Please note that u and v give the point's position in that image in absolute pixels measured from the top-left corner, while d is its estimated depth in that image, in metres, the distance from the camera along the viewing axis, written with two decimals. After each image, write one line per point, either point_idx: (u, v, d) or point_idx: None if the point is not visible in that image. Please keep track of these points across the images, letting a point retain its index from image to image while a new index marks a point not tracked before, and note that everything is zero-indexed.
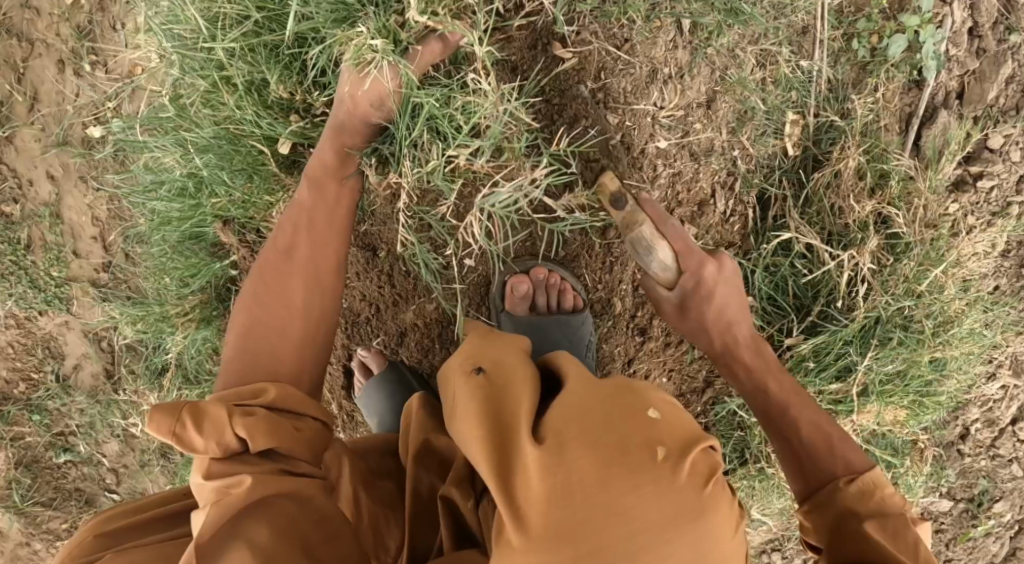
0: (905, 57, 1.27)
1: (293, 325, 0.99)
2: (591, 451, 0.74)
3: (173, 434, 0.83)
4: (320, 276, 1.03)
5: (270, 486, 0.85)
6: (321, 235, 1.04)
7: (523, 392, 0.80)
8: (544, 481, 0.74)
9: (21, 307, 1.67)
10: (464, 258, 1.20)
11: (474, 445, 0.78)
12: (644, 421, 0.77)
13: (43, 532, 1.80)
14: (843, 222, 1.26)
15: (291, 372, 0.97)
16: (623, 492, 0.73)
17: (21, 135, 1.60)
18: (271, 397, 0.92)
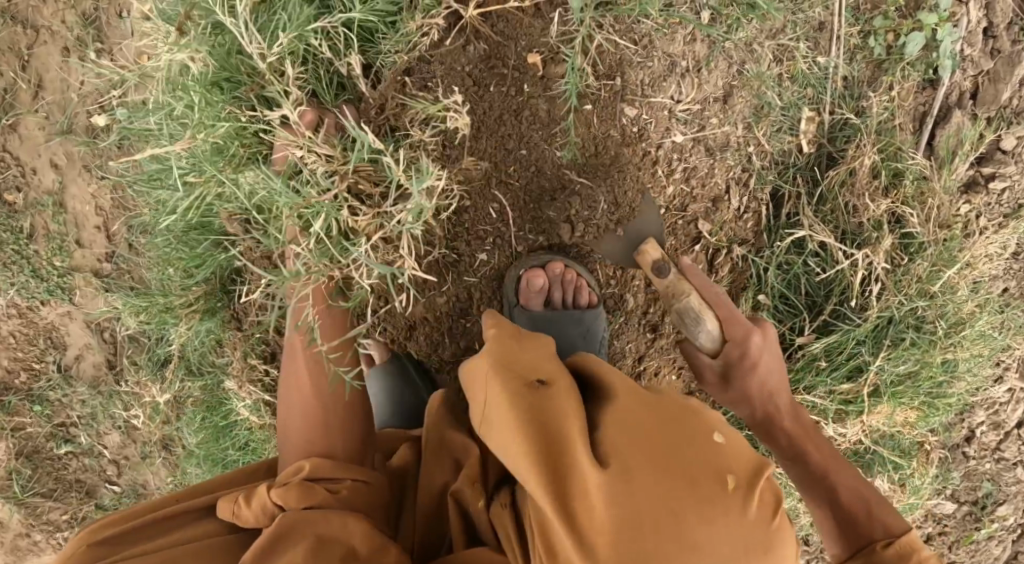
0: (921, 56, 1.26)
1: (313, 412, 1.01)
2: (660, 479, 0.73)
3: (231, 512, 0.92)
4: (328, 362, 1.05)
5: (302, 528, 0.87)
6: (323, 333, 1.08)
7: (574, 411, 0.79)
8: (609, 506, 0.72)
9: (23, 296, 1.65)
10: (478, 252, 1.19)
11: (525, 464, 0.75)
12: (710, 448, 0.77)
13: (43, 523, 1.79)
14: (858, 220, 1.24)
15: (326, 450, 0.98)
16: (694, 521, 0.71)
17: (26, 123, 1.59)
18: (306, 468, 0.93)
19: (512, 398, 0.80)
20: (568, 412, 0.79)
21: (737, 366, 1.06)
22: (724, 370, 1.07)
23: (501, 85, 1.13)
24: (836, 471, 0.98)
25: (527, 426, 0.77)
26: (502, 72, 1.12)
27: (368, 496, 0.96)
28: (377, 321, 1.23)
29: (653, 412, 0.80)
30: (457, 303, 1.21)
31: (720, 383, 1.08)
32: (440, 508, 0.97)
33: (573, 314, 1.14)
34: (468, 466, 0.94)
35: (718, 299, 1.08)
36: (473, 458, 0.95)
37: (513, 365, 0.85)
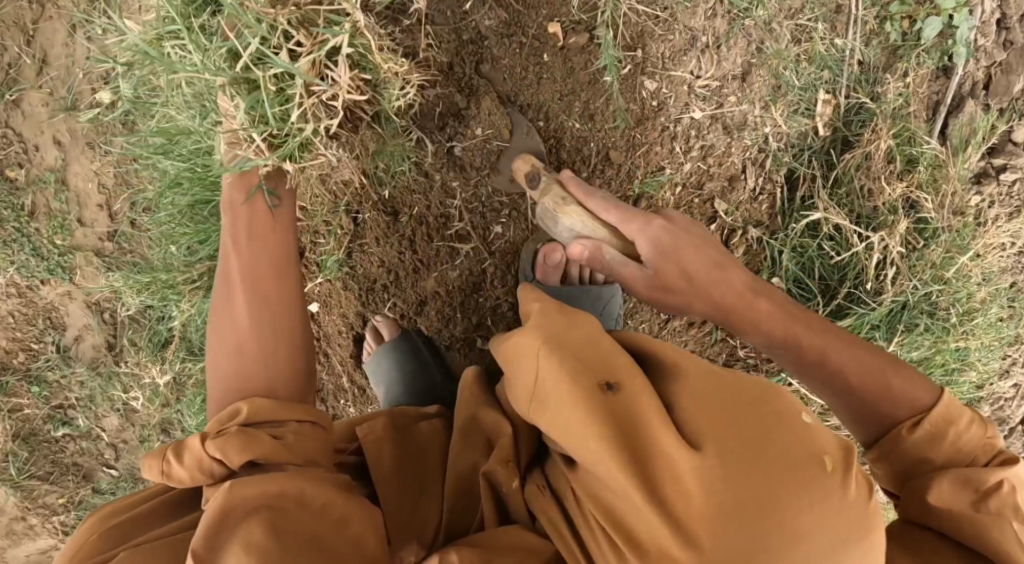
0: (937, 43, 1.25)
1: (249, 343, 0.91)
2: (750, 467, 0.72)
3: (161, 473, 0.82)
4: (265, 286, 0.95)
5: (251, 490, 0.76)
6: (258, 249, 0.97)
7: (649, 398, 0.76)
8: (702, 493, 0.72)
9: (23, 275, 1.63)
10: (493, 226, 1.18)
11: (605, 453, 0.74)
12: (799, 427, 0.74)
13: (39, 507, 1.76)
14: (872, 204, 1.25)
15: (264, 383, 0.88)
16: (795, 505, 0.71)
17: (29, 98, 1.57)
18: (246, 413, 0.84)
19: (575, 383, 0.77)
20: (642, 397, 0.77)
21: (666, 266, 0.96)
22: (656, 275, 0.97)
23: (512, 51, 1.11)
24: (833, 349, 0.89)
25: (603, 414, 0.75)
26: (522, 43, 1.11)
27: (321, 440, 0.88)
28: (390, 294, 1.23)
29: (736, 391, 0.77)
30: (471, 277, 1.21)
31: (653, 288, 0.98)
32: (471, 491, 0.95)
33: (591, 290, 1.11)
34: (500, 447, 0.93)
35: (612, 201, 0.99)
36: (505, 438, 0.93)
37: (567, 341, 0.81)
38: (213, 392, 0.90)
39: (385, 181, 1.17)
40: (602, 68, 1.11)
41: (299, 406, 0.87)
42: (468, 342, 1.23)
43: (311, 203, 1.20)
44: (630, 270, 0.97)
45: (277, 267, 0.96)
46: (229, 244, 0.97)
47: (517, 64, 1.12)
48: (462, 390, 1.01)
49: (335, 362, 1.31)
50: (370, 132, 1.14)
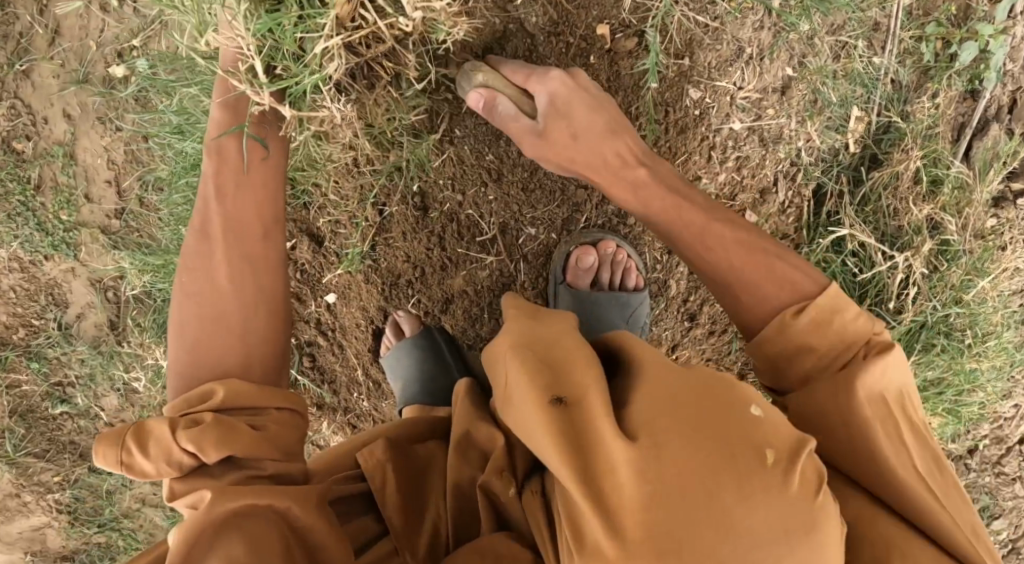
0: (969, 65, 1.24)
1: (226, 309, 0.89)
2: (691, 461, 0.67)
3: (122, 463, 0.80)
4: (252, 248, 0.92)
5: (229, 506, 0.75)
6: (245, 200, 0.93)
7: (591, 386, 0.73)
8: (638, 487, 0.67)
9: (27, 250, 1.60)
10: (526, 227, 1.17)
11: (544, 443, 0.70)
12: (744, 418, 0.70)
13: (34, 484, 1.74)
14: (898, 223, 1.25)
15: (240, 357, 0.88)
16: (730, 496, 0.65)
17: (39, 70, 1.53)
18: (221, 397, 0.83)
19: (529, 372, 0.75)
20: (591, 389, 0.73)
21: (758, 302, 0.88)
22: (544, 134, 0.94)
23: (559, 51, 1.09)
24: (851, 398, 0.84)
25: (547, 407, 0.72)
26: (569, 46, 1.09)
27: (297, 428, 0.89)
28: (415, 290, 1.22)
29: (685, 383, 0.72)
30: (501, 278, 1.20)
31: (541, 148, 0.95)
32: (471, 502, 0.92)
33: (618, 296, 1.12)
34: (494, 457, 0.90)
35: (592, 100, 0.96)
36: (499, 448, 0.90)
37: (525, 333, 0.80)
38: (179, 355, 0.87)
39: (414, 176, 1.15)
40: (648, 73, 1.09)
41: (276, 392, 0.87)
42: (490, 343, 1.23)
43: (338, 195, 1.18)
44: (520, 121, 0.96)
45: (263, 229, 0.93)
46: (212, 193, 0.92)
47: (561, 63, 1.09)
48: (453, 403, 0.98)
49: (349, 355, 1.29)
50: (382, 92, 1.07)
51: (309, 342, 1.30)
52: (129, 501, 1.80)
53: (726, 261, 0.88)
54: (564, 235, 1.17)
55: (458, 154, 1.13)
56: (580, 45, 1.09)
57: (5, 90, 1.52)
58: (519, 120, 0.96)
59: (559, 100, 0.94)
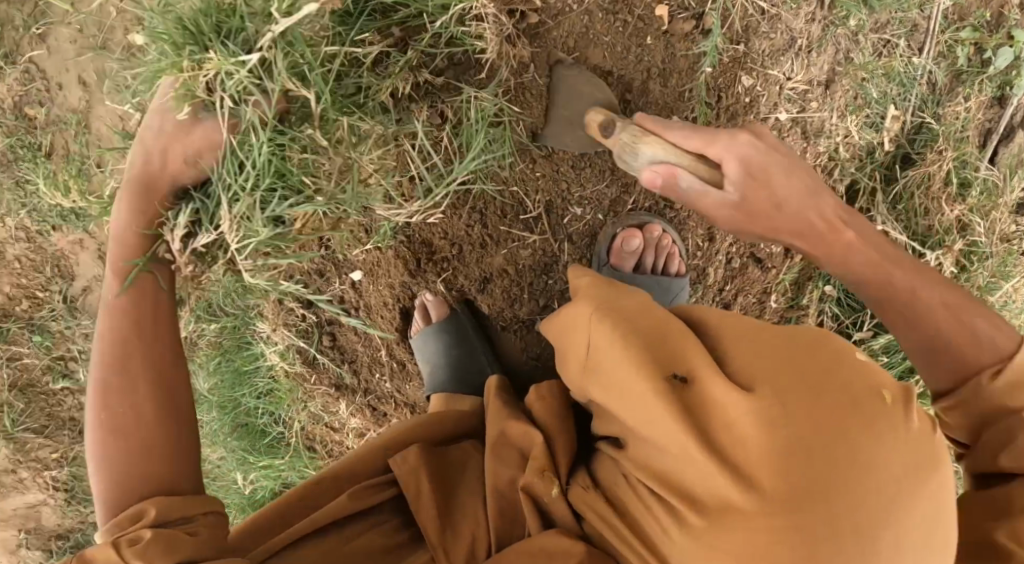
0: (1002, 71, 1.26)
1: (114, 438, 0.85)
2: (811, 410, 0.69)
3: None
4: (109, 380, 0.87)
5: None
6: (132, 316, 0.90)
7: (694, 349, 0.75)
8: (766, 440, 0.68)
9: (35, 220, 1.56)
10: (572, 207, 1.16)
11: (657, 409, 0.72)
12: (852, 365, 0.72)
13: (31, 460, 1.71)
14: (927, 223, 1.26)
15: (136, 471, 0.84)
16: (861, 438, 0.67)
17: (56, 34, 1.49)
18: (152, 515, 0.80)
19: (622, 343, 0.76)
20: (688, 351, 0.75)
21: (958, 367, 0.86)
22: (744, 203, 0.90)
23: (616, 31, 1.08)
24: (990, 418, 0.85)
25: (653, 373, 0.74)
26: (630, 29, 1.08)
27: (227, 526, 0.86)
28: (447, 269, 1.21)
29: (786, 342, 0.75)
30: (543, 257, 1.19)
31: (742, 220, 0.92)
32: (512, 504, 0.91)
33: (660, 280, 1.15)
34: (534, 458, 0.90)
35: (810, 181, 0.96)
36: (538, 450, 0.90)
37: (605, 303, 0.83)
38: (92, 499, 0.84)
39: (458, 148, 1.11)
40: (707, 57, 1.09)
41: (200, 497, 0.84)
42: (526, 324, 1.23)
43: None
44: (712, 197, 0.90)
45: (125, 344, 0.89)
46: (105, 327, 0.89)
47: (618, 43, 1.09)
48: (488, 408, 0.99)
49: (372, 334, 1.31)
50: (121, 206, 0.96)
51: (330, 320, 1.33)
52: None
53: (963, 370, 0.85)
54: (611, 216, 1.16)
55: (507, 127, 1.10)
56: (640, 27, 1.08)
57: (20, 53, 1.49)
58: (709, 194, 0.90)
59: (678, 157, 0.88)
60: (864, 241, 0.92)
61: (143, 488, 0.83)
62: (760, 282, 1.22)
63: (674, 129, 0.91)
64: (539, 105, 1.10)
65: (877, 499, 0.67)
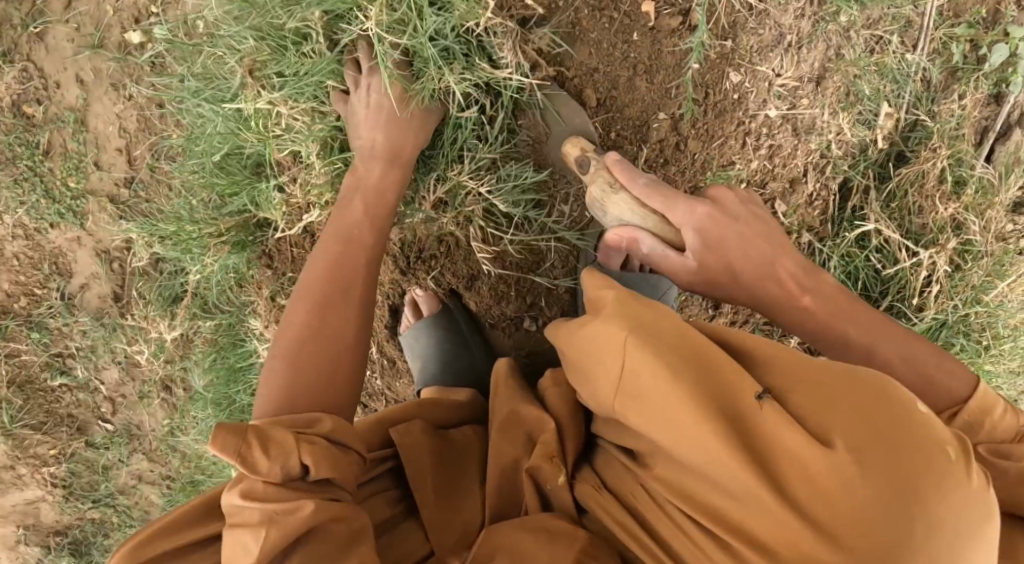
0: (999, 68, 1.25)
1: (311, 339, 0.90)
2: (889, 464, 0.65)
3: (235, 455, 0.76)
4: (335, 295, 0.94)
5: (334, 510, 0.77)
6: (355, 253, 0.98)
7: (756, 390, 0.70)
8: (841, 491, 0.65)
9: (32, 217, 1.57)
10: (558, 205, 1.14)
11: (720, 455, 0.68)
12: (925, 415, 0.69)
13: (29, 456, 1.72)
14: (921, 221, 1.25)
15: (324, 378, 0.88)
16: (943, 497, 0.64)
17: (53, 33, 1.50)
18: (328, 428, 0.82)
19: (676, 377, 0.70)
20: (749, 388, 0.71)
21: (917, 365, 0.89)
22: (701, 269, 0.93)
23: (602, 27, 1.07)
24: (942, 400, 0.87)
25: (717, 419, 0.69)
26: (616, 26, 1.07)
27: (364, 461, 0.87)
28: (437, 264, 1.21)
29: (854, 383, 0.70)
30: (530, 254, 1.17)
31: (703, 283, 0.94)
32: (513, 489, 0.91)
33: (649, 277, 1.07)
34: (543, 442, 0.89)
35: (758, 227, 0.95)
36: (548, 434, 0.89)
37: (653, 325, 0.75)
38: (269, 381, 0.87)
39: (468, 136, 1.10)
40: (692, 54, 1.07)
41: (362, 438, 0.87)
42: (514, 322, 1.22)
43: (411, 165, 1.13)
44: (673, 259, 0.93)
45: (353, 275, 0.97)
46: (335, 252, 0.97)
47: (603, 40, 1.08)
48: (497, 389, 0.96)
49: None
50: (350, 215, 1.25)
51: None
52: (124, 478, 1.77)
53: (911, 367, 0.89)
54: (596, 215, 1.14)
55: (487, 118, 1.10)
56: (621, 22, 1.07)
57: (18, 51, 1.50)
58: (670, 257, 0.93)
59: (710, 236, 0.92)
60: (822, 307, 0.92)
61: (320, 396, 0.87)
62: None
63: (731, 243, 0.92)
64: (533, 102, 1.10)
65: (951, 562, 0.64)
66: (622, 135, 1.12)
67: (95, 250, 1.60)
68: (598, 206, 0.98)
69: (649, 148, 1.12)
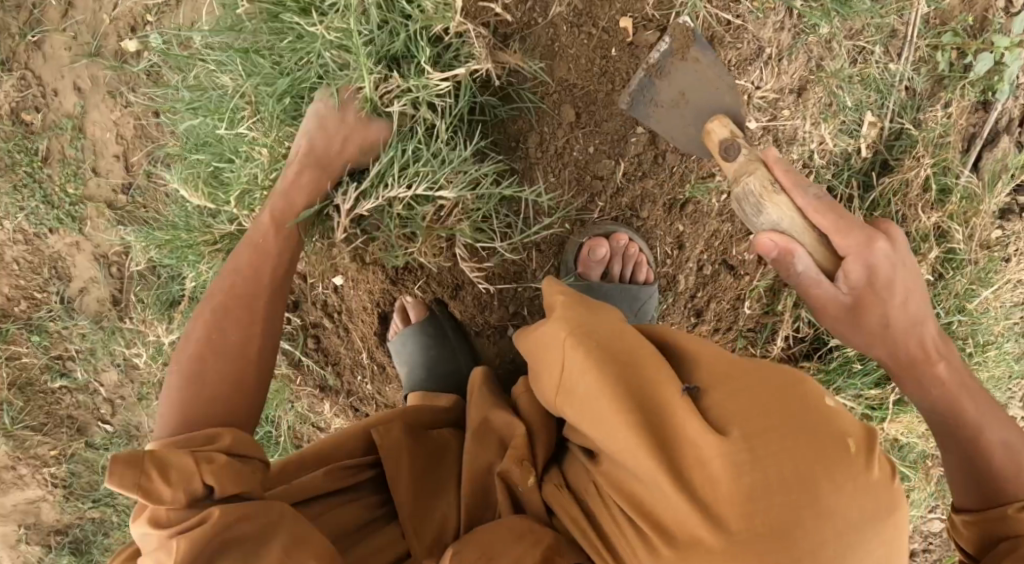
0: (984, 77, 1.26)
1: (214, 359, 0.92)
2: (781, 454, 0.69)
3: (137, 489, 0.77)
4: (237, 303, 0.96)
5: (244, 514, 0.78)
6: (265, 261, 1.00)
7: (670, 384, 0.76)
8: (732, 479, 0.69)
9: (31, 222, 1.59)
10: (539, 216, 1.15)
11: (630, 442, 0.74)
12: (825, 411, 0.73)
13: (30, 457, 1.75)
14: (904, 230, 1.27)
15: (230, 395, 0.90)
16: (827, 486, 0.69)
17: (51, 41, 1.52)
18: (228, 441, 0.85)
19: (598, 369, 0.77)
20: (665, 381, 0.76)
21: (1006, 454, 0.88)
22: (852, 302, 0.93)
23: (580, 43, 1.08)
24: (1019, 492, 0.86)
25: (629, 408, 0.74)
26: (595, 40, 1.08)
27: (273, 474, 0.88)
28: (423, 275, 1.22)
29: (761, 381, 0.75)
30: (513, 265, 1.18)
31: (848, 317, 0.94)
32: (486, 494, 0.91)
33: (628, 288, 1.13)
34: (514, 446, 0.91)
35: (910, 281, 0.93)
36: (518, 439, 0.92)
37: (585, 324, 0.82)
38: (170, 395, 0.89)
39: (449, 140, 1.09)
40: None
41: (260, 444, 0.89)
42: (498, 330, 1.24)
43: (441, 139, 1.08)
44: (825, 288, 0.93)
45: (258, 294, 0.98)
46: (243, 262, 0.99)
47: (582, 54, 1.08)
48: (471, 399, 1.01)
49: (355, 337, 1.33)
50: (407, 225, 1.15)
51: (315, 323, 1.35)
52: None
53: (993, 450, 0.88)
54: (577, 225, 1.16)
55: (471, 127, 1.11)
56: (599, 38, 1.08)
57: (16, 60, 1.52)
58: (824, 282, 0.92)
59: (880, 276, 0.92)
60: (954, 378, 0.92)
61: (222, 414, 0.88)
62: (733, 288, 1.22)
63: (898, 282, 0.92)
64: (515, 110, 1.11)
65: (835, 547, 0.68)
66: (602, 148, 1.12)
67: (93, 255, 1.63)
68: (752, 203, 0.94)
69: (631, 159, 1.12)
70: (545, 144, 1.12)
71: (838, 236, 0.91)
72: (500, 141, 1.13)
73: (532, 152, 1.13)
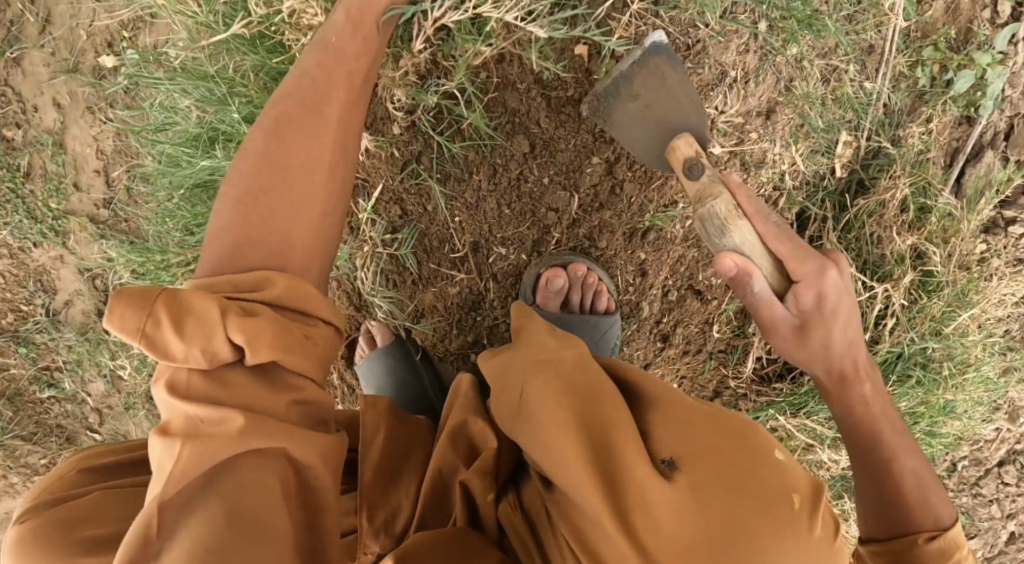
0: (966, 92, 1.21)
1: (265, 189, 0.86)
2: (727, 505, 0.70)
3: (144, 334, 0.74)
4: (297, 115, 0.89)
5: (264, 431, 0.75)
6: (336, 96, 0.92)
7: (626, 425, 0.76)
8: (676, 526, 0.71)
9: (16, 237, 1.59)
10: (496, 246, 1.17)
11: (579, 476, 0.73)
12: (775, 466, 0.74)
13: (20, 465, 1.73)
14: (880, 251, 1.25)
15: (280, 239, 0.85)
16: (770, 543, 0.69)
17: (30, 58, 1.52)
18: (276, 290, 0.81)
19: (557, 402, 0.77)
20: (622, 421, 0.76)
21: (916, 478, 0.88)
22: (802, 323, 0.89)
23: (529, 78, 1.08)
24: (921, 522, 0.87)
25: (584, 442, 0.74)
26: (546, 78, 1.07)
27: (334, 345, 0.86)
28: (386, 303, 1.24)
29: (718, 426, 0.76)
30: (470, 295, 1.21)
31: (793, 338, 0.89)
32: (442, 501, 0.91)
33: (588, 320, 1.14)
34: (482, 457, 0.89)
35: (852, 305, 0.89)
36: (488, 450, 0.89)
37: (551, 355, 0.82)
38: (225, 216, 0.85)
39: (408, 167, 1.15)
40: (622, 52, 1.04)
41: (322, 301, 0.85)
42: (460, 357, 1.25)
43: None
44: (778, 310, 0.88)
45: (325, 130, 0.90)
46: (307, 84, 0.91)
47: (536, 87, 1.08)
48: (455, 399, 0.98)
49: None
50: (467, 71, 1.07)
51: None
52: None
53: (904, 478, 0.88)
54: (534, 255, 1.17)
55: (420, 157, 1.15)
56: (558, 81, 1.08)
57: None
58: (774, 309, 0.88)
59: (829, 303, 0.87)
60: (875, 399, 0.90)
61: (279, 241, 0.85)
62: (701, 313, 1.22)
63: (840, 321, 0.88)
64: (462, 138, 1.12)
65: None
66: (557, 180, 1.13)
67: (79, 270, 1.63)
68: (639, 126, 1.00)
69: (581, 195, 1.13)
70: (496, 176, 1.13)
71: (794, 263, 0.88)
72: (454, 170, 1.14)
73: (484, 183, 1.14)
